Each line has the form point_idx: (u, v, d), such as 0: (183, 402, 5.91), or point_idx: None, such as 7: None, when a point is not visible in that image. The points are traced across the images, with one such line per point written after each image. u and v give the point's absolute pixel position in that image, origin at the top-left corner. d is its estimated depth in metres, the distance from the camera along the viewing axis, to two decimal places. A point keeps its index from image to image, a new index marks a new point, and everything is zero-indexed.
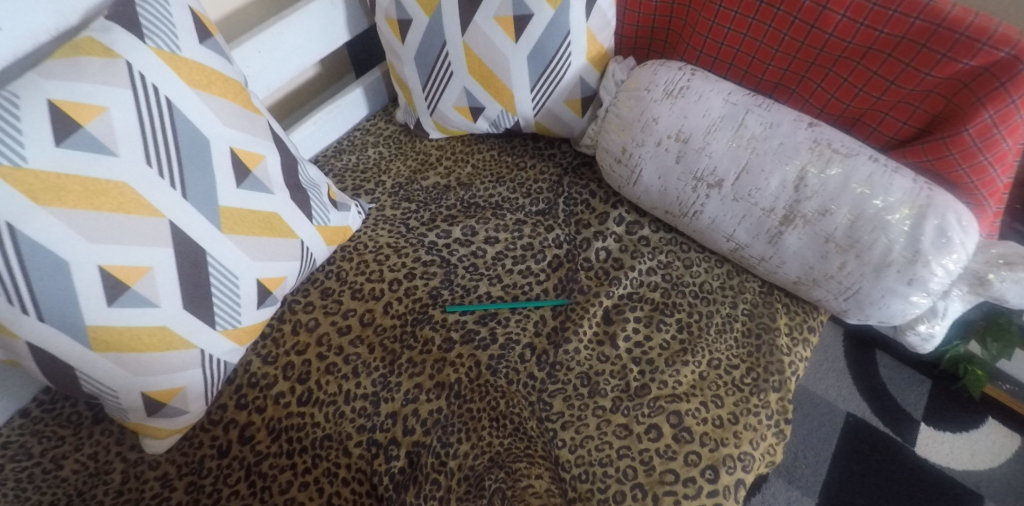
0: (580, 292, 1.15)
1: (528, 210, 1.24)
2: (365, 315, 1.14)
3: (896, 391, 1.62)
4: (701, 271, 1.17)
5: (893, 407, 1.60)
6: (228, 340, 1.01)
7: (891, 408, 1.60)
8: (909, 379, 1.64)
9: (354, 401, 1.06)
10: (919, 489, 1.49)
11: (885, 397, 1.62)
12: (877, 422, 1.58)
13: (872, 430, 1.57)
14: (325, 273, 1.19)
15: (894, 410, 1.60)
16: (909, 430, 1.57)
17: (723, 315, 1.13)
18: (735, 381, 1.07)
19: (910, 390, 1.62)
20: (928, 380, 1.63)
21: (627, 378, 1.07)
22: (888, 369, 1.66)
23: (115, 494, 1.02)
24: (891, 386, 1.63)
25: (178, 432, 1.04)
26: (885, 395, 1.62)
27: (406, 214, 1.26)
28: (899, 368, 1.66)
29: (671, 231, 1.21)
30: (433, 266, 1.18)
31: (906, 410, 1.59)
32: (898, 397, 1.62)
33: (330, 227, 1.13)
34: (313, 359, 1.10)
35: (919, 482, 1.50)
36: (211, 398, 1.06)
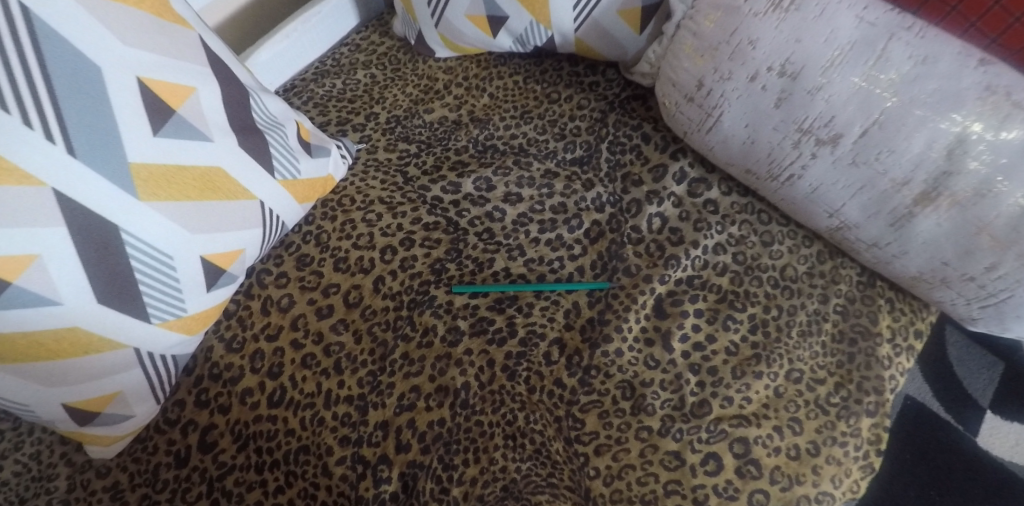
0: (626, 273, 0.90)
1: (562, 158, 0.99)
2: (350, 293, 0.91)
3: (964, 374, 1.33)
4: (783, 252, 0.91)
5: (958, 391, 1.31)
6: (172, 332, 0.79)
7: (956, 392, 1.31)
8: (980, 360, 1.34)
9: (337, 405, 0.85)
10: (980, 487, 1.22)
11: (950, 379, 1.32)
12: (937, 408, 1.30)
13: (932, 417, 1.29)
14: (302, 236, 0.95)
15: (959, 395, 1.30)
16: (974, 419, 1.28)
17: (810, 312, 0.88)
18: (819, 401, 0.84)
19: (980, 373, 1.32)
20: (1003, 364, 1.33)
21: (683, 391, 0.83)
22: (957, 349, 1.35)
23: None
24: (959, 368, 1.33)
25: (127, 436, 0.84)
26: (949, 377, 1.33)
27: (403, 158, 1.01)
28: (971, 347, 1.36)
29: (747, 193, 0.94)
30: (438, 231, 0.94)
31: (973, 396, 1.30)
32: (965, 380, 1.32)
33: (301, 181, 0.86)
34: (286, 348, 0.88)
35: (980, 478, 1.22)
36: (163, 396, 0.85)
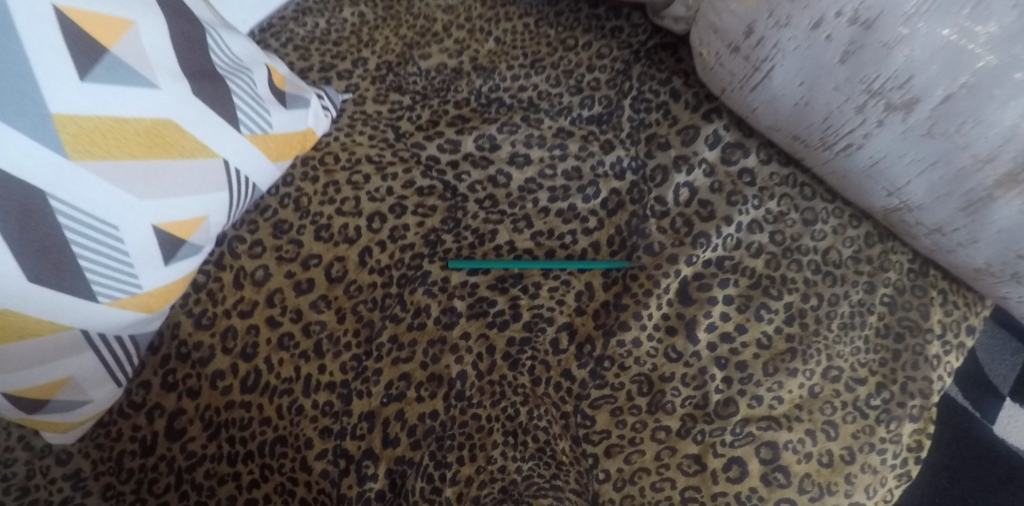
0: (648, 251, 0.79)
1: (577, 116, 0.87)
2: (333, 266, 0.80)
3: (984, 358, 1.21)
4: (827, 232, 0.81)
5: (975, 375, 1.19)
6: (127, 311, 0.69)
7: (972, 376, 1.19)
8: (1002, 344, 1.22)
9: (317, 393, 0.76)
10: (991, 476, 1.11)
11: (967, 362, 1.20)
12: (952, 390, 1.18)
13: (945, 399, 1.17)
14: (280, 200, 0.84)
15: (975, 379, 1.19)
16: (990, 406, 1.17)
17: (854, 302, 0.79)
18: (858, 403, 0.76)
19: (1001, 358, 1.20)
20: None
21: (707, 388, 0.74)
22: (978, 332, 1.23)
23: (17, 493, 0.74)
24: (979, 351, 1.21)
25: (87, 421, 0.75)
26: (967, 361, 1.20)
27: (394, 111, 0.89)
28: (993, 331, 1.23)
29: (788, 163, 0.84)
30: (433, 197, 0.83)
31: (991, 381, 1.19)
32: (984, 364, 1.20)
33: (273, 136, 0.75)
34: (260, 326, 0.79)
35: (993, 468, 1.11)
36: (125, 378, 0.75)
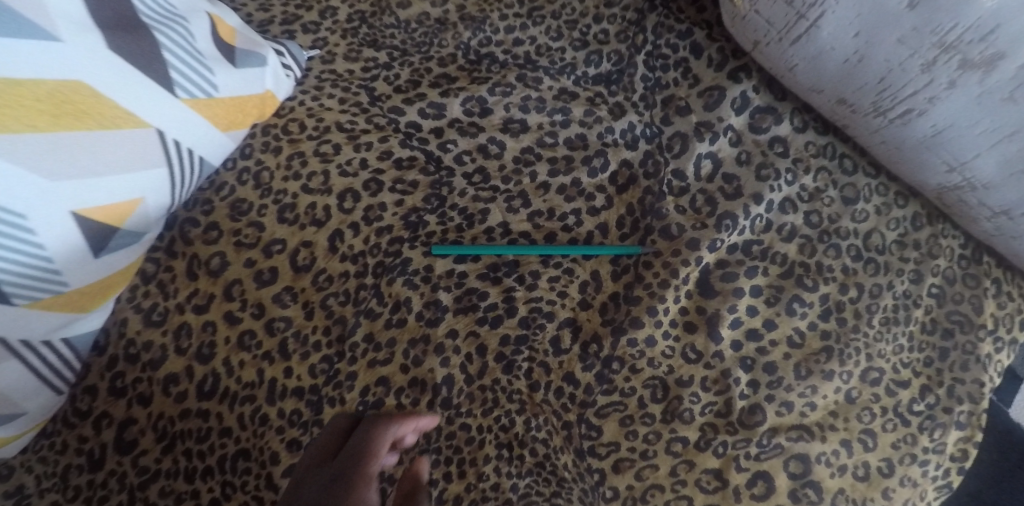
0: (664, 235, 0.68)
1: (582, 75, 0.76)
2: (299, 252, 0.69)
3: None
4: (869, 213, 0.70)
5: None
6: (45, 314, 0.58)
7: None
8: None
9: (284, 400, 0.66)
10: None
11: None
12: None
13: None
14: (237, 175, 0.72)
15: None
16: None
17: (898, 294, 0.68)
18: (900, 409, 0.66)
19: None
20: None
21: (731, 393, 0.65)
22: None
23: None
24: None
25: (26, 432, 0.63)
26: None
27: (368, 70, 0.77)
28: None
29: (826, 131, 0.72)
30: (414, 171, 0.71)
31: None
32: None
33: (220, 101, 0.64)
34: (218, 323, 0.69)
35: None
36: (64, 385, 0.64)
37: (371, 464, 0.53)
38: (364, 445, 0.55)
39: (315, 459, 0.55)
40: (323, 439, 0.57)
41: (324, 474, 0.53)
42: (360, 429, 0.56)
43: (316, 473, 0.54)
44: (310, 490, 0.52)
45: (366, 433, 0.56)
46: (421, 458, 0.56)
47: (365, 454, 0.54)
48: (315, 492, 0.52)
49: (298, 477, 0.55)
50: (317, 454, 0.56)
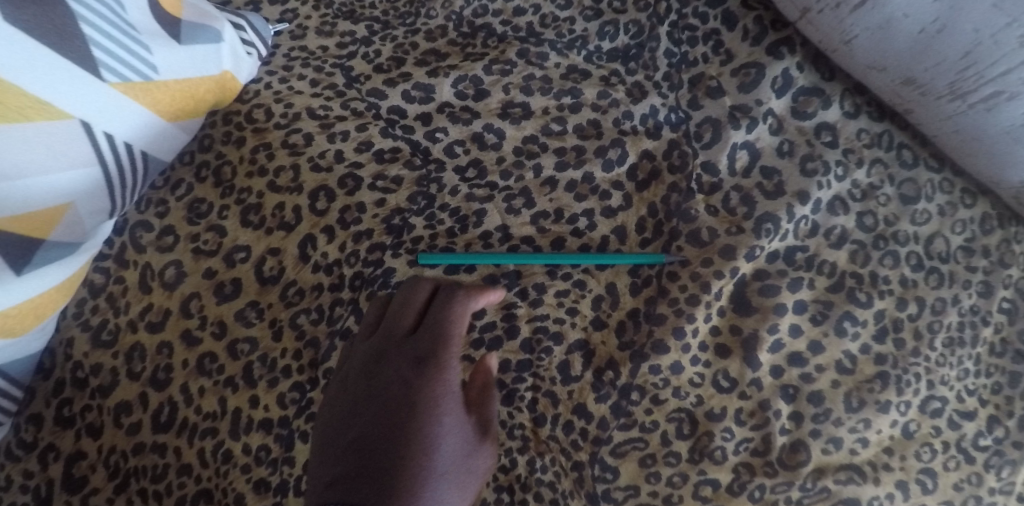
0: (690, 241, 0.58)
1: (595, 49, 0.65)
2: (265, 262, 0.60)
3: None
4: (931, 214, 0.59)
5: None
6: None
7: None
8: None
9: (249, 434, 0.57)
10: None
11: None
12: None
13: None
14: (195, 171, 0.63)
15: None
16: None
17: (964, 310, 0.58)
18: (965, 444, 0.57)
19: None
20: None
21: (770, 428, 0.55)
22: None
23: None
24: None
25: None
26: None
27: (344, 46, 0.66)
28: None
29: (883, 116, 0.61)
30: (398, 165, 0.61)
31: None
32: None
33: (161, 84, 0.54)
34: (175, 344, 0.60)
35: None
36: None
37: (451, 352, 0.51)
38: (443, 328, 0.51)
39: (388, 332, 0.53)
40: (398, 308, 0.53)
41: (400, 353, 0.51)
42: (438, 305, 0.52)
43: (392, 348, 0.51)
44: (386, 368, 0.50)
45: (446, 315, 0.52)
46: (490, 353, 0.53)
47: (445, 340, 0.51)
48: (393, 371, 0.50)
49: (372, 347, 0.52)
50: (390, 327, 0.53)
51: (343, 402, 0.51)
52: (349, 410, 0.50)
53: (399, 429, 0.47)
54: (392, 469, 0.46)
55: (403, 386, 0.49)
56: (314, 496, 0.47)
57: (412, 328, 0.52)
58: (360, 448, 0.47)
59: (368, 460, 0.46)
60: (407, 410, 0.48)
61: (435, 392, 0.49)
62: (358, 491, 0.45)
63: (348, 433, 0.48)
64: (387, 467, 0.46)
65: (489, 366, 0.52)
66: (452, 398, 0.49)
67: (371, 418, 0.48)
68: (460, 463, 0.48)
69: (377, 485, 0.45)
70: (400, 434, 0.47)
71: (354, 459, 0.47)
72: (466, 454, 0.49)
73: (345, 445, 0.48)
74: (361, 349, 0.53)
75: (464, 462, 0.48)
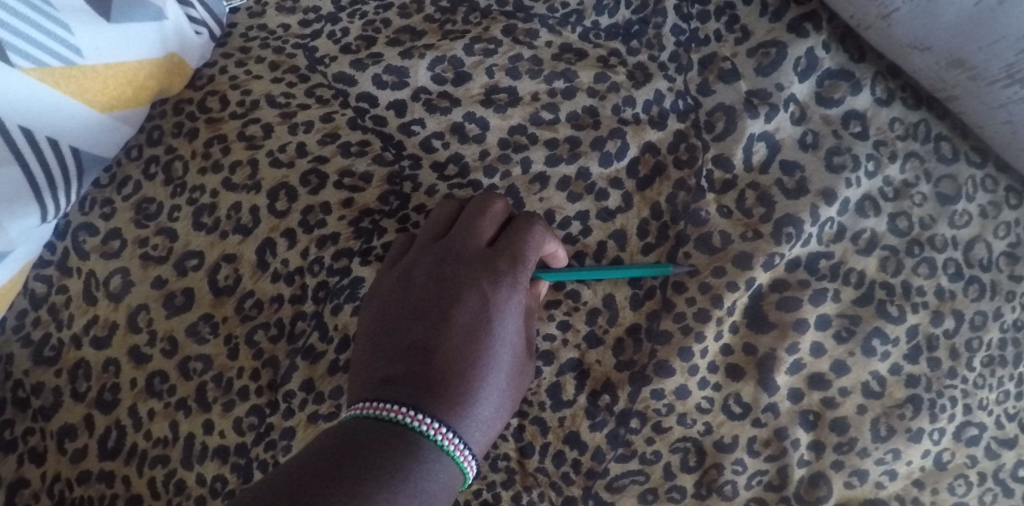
0: (698, 246, 0.51)
1: (592, 26, 0.57)
2: (219, 269, 0.53)
3: None
4: (972, 216, 0.52)
5: None
6: None
7: None
8: None
9: (203, 464, 0.51)
10: None
11: None
12: None
13: None
14: (143, 167, 0.56)
15: None
16: None
17: (1008, 325, 0.51)
18: (1005, 477, 0.50)
19: None
20: None
21: (787, 459, 0.49)
22: None
23: None
24: None
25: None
26: None
27: (308, 24, 0.59)
28: None
29: (919, 103, 0.53)
30: (368, 159, 0.54)
31: None
32: None
33: (89, 70, 0.47)
34: (122, 362, 0.54)
35: None
36: None
37: (527, 268, 0.47)
38: (523, 241, 0.47)
39: (459, 234, 0.48)
40: (472, 213, 0.49)
41: (475, 260, 0.47)
42: (518, 221, 0.48)
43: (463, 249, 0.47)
44: (459, 272, 0.46)
45: (525, 231, 0.48)
46: (542, 281, 0.50)
47: (523, 253, 0.47)
48: (465, 277, 0.46)
49: (439, 250, 0.48)
50: (461, 227, 0.48)
51: (402, 300, 0.46)
52: (409, 313, 0.45)
53: (468, 339, 0.43)
54: (461, 378, 0.42)
55: (475, 295, 0.45)
56: (363, 391, 0.42)
57: (486, 236, 0.48)
58: (423, 350, 0.43)
59: (433, 365, 0.42)
60: (478, 319, 0.44)
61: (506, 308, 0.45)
62: (421, 393, 0.41)
63: (409, 335, 0.44)
64: (454, 374, 0.42)
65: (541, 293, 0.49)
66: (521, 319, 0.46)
67: (440, 320, 0.44)
68: (514, 383, 0.46)
69: (443, 391, 0.41)
70: (471, 344, 0.43)
71: (414, 361, 0.43)
72: (521, 375, 0.46)
73: (402, 346, 0.44)
74: (425, 250, 0.49)
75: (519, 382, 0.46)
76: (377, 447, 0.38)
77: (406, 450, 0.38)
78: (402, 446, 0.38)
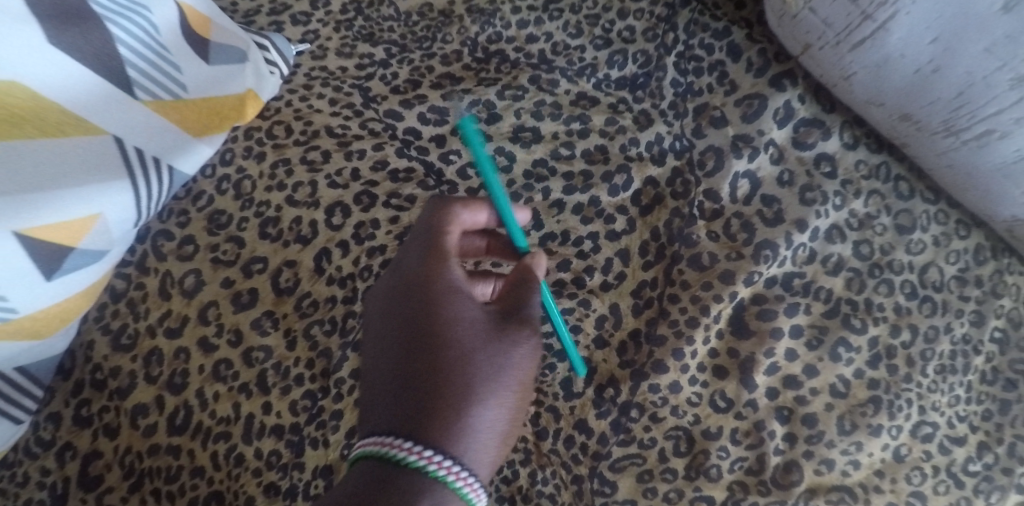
0: (691, 264, 0.60)
1: (604, 77, 0.68)
2: (281, 273, 0.62)
3: None
4: (926, 245, 0.61)
5: None
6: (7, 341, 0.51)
7: None
8: None
9: (261, 440, 0.59)
10: None
11: None
12: None
13: None
14: (216, 183, 0.65)
15: None
16: None
17: (956, 339, 0.60)
18: (954, 469, 0.58)
19: None
20: None
21: (764, 448, 0.57)
22: None
23: None
24: None
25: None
26: None
27: (363, 68, 0.70)
28: None
29: (880, 149, 0.63)
30: (412, 184, 0.64)
31: None
32: None
33: (189, 103, 0.58)
34: (192, 350, 0.62)
35: None
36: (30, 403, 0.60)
37: (434, 252, 0.51)
38: (433, 236, 0.52)
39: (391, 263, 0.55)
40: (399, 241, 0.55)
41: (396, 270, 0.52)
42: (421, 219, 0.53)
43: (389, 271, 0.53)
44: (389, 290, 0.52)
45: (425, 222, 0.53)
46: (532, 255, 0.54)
47: (438, 242, 0.51)
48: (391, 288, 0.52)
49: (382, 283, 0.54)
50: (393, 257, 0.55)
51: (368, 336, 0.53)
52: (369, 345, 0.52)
53: (404, 343, 0.48)
54: (409, 377, 0.47)
55: (398, 300, 0.50)
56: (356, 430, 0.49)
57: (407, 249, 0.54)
58: (374, 371, 0.49)
59: (387, 380, 0.47)
60: (405, 316, 0.49)
61: (425, 295, 0.49)
62: (384, 406, 0.46)
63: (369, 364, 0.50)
64: (400, 382, 0.47)
65: (527, 266, 0.52)
66: (445, 297, 0.49)
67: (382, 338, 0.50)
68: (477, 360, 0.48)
69: (391, 401, 0.46)
70: (404, 347, 0.48)
71: (374, 384, 0.48)
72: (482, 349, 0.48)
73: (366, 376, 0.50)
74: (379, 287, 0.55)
75: (495, 350, 0.48)
76: (363, 487, 0.43)
77: (377, 477, 0.44)
78: (374, 476, 0.44)
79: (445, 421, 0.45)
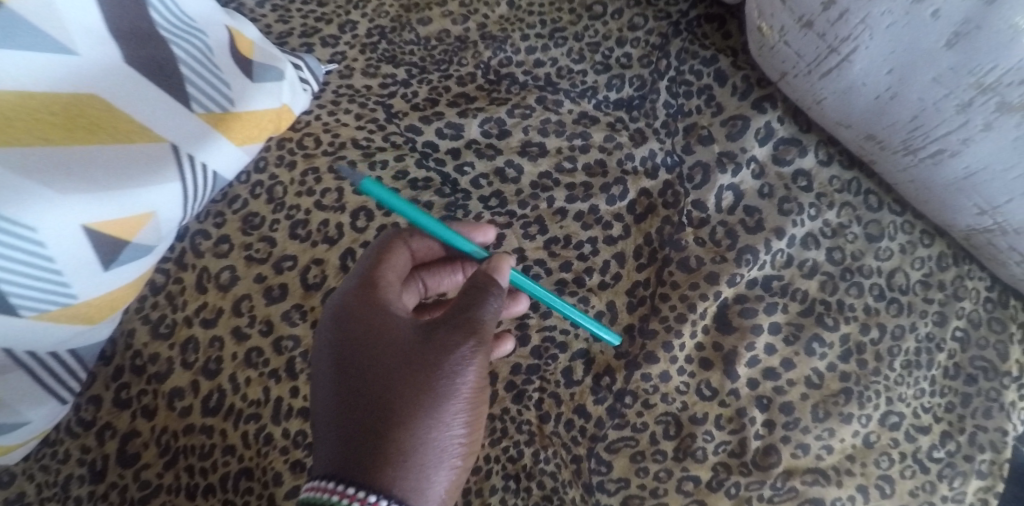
0: (681, 266, 0.67)
1: (603, 99, 0.76)
2: (309, 270, 0.69)
3: None
4: (893, 252, 0.68)
5: None
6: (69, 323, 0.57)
7: None
8: None
9: (288, 420, 0.65)
10: None
11: None
12: None
13: None
14: (250, 188, 0.72)
15: None
16: None
17: (921, 336, 0.66)
18: (919, 456, 0.64)
19: None
20: None
21: (746, 433, 0.63)
22: None
23: None
24: None
25: (31, 439, 0.62)
26: None
27: (386, 87, 0.77)
28: None
29: (852, 166, 0.70)
30: (430, 192, 0.70)
31: None
32: None
33: (235, 115, 0.65)
34: (226, 338, 0.68)
35: None
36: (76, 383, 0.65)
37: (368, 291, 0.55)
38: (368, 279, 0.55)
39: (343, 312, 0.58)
40: None
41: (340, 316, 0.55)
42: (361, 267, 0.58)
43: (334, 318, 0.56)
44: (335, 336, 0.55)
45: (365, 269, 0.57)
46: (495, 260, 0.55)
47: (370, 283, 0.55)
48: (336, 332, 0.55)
49: None
50: None
51: None
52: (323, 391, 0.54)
53: (339, 379, 0.50)
54: (344, 412, 0.48)
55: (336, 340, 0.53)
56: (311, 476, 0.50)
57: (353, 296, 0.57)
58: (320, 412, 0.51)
59: (328, 419, 0.49)
60: (342, 354, 0.51)
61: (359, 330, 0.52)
62: (326, 445, 0.48)
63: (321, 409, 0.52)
64: (337, 417, 0.49)
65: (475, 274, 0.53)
66: (376, 328, 0.52)
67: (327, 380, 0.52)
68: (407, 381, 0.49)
69: (331, 439, 0.48)
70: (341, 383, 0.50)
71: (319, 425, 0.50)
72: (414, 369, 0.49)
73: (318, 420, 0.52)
74: None
75: (426, 370, 0.49)
76: None
77: None
78: None
79: (377, 449, 0.46)
